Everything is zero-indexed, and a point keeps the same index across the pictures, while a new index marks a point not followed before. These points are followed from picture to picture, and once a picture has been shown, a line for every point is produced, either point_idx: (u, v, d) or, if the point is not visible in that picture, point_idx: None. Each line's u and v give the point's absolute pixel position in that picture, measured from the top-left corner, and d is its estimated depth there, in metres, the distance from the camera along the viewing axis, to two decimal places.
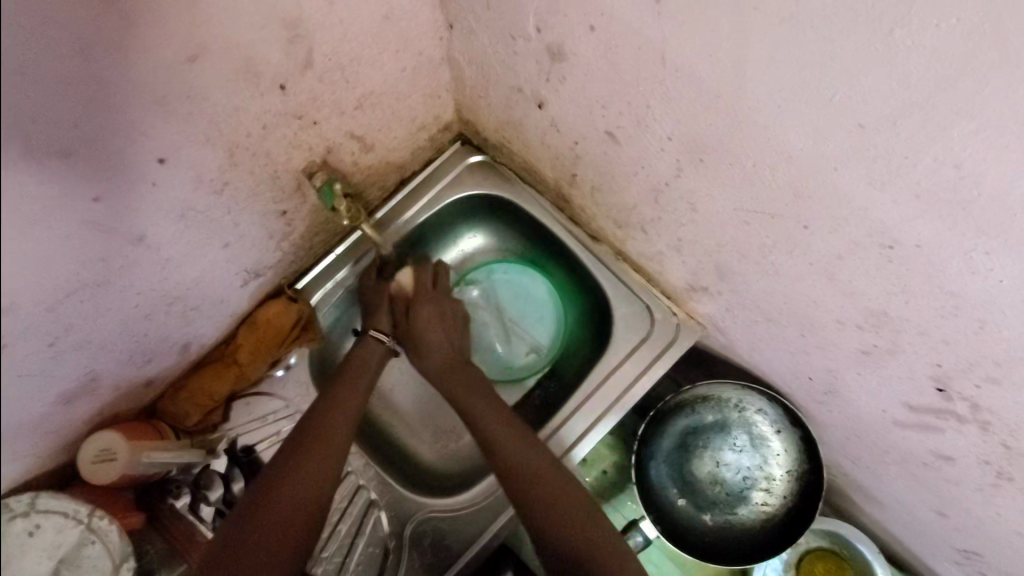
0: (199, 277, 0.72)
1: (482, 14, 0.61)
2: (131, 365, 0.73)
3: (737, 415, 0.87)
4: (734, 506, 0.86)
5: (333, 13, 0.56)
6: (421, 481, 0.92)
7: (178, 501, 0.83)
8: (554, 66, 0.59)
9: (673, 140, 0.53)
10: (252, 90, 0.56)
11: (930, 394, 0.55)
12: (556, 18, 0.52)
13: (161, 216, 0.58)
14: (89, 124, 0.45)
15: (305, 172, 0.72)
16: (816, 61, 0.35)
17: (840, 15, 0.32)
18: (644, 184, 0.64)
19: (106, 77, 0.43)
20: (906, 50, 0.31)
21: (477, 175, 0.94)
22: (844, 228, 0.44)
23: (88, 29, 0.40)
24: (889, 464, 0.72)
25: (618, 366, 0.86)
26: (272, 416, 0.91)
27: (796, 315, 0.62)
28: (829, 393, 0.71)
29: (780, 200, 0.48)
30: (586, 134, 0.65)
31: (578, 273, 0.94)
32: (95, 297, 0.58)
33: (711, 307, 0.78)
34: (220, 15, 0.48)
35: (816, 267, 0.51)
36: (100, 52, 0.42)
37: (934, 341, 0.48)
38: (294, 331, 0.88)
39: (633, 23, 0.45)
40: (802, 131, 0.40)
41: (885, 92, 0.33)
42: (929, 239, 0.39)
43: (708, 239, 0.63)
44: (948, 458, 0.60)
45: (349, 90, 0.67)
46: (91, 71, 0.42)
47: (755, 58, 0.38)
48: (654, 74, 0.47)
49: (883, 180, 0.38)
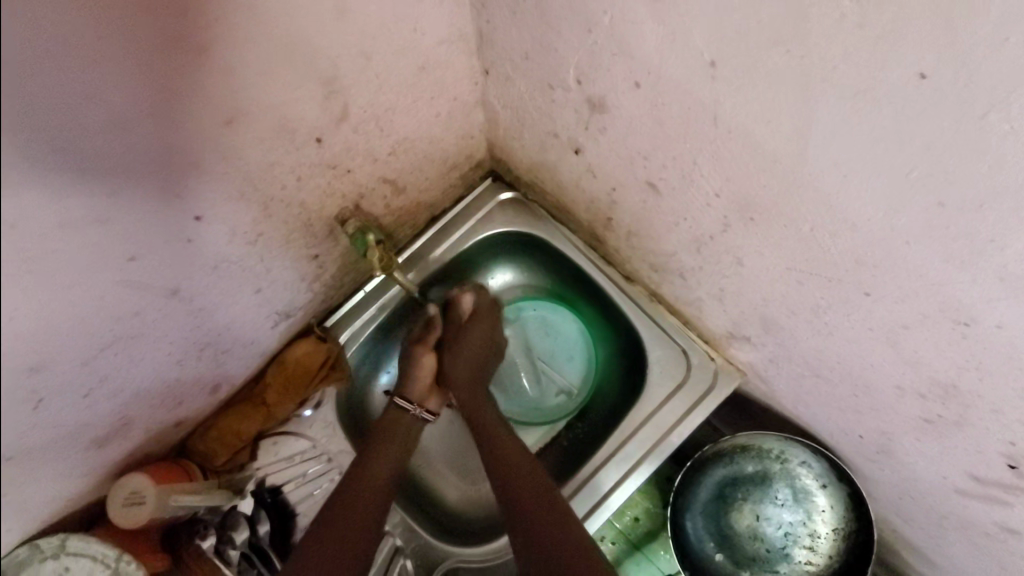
0: (231, 322, 0.71)
1: (521, 62, 0.60)
2: (162, 408, 0.72)
3: (779, 467, 0.83)
4: (775, 564, 0.81)
5: (370, 67, 0.56)
6: (447, 525, 0.89)
7: (204, 541, 0.80)
8: (594, 116, 0.57)
9: (722, 197, 0.50)
10: (289, 145, 0.56)
11: (1001, 470, 0.51)
12: (598, 72, 0.50)
13: (197, 268, 0.58)
14: (127, 190, 0.44)
15: (337, 218, 0.72)
16: (894, 136, 0.32)
17: (925, 93, 0.29)
18: (685, 235, 0.62)
19: (144, 144, 0.43)
20: (1004, 134, 0.28)
21: (509, 212, 0.92)
22: (912, 300, 0.41)
23: (128, 99, 0.39)
24: (948, 528, 0.67)
25: (654, 412, 0.83)
26: (300, 456, 0.89)
27: (849, 376, 0.58)
28: (882, 452, 0.67)
29: (839, 265, 0.45)
30: (624, 182, 0.64)
31: (611, 314, 0.91)
32: (129, 348, 0.58)
33: (752, 355, 0.75)
34: (259, 79, 0.47)
35: (876, 333, 0.48)
36: (141, 119, 0.41)
37: (1009, 420, 0.44)
38: (322, 371, 0.86)
39: (682, 83, 0.42)
40: (870, 204, 0.37)
41: (978, 174, 0.30)
42: (1013, 322, 0.36)
43: (754, 292, 0.60)
44: (1016, 532, 0.56)
45: (383, 138, 0.66)
46: (134, 139, 0.42)
47: (819, 130, 0.36)
48: (703, 133, 0.45)
49: (961, 260, 0.35)
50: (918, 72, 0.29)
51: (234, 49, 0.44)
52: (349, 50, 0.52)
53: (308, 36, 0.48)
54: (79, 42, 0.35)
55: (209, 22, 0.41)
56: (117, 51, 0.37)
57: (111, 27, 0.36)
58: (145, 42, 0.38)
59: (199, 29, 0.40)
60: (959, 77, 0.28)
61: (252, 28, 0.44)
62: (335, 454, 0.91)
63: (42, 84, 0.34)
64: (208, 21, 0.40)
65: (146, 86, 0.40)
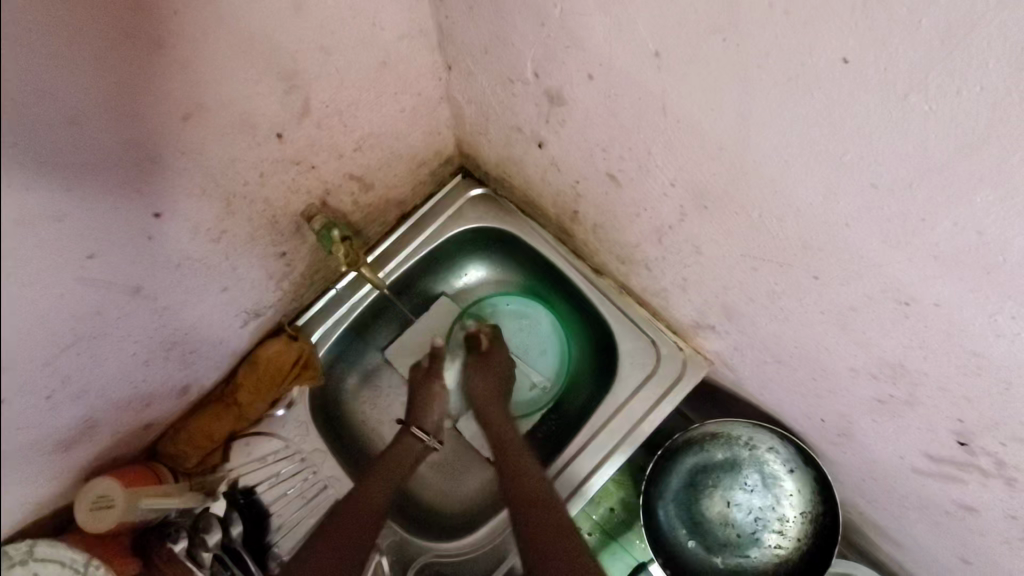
0: (199, 320, 0.71)
1: (481, 57, 0.61)
2: (129, 409, 0.71)
3: (748, 453, 0.84)
4: (746, 548, 0.83)
5: (330, 63, 0.56)
6: (424, 521, 0.89)
7: (176, 545, 0.77)
8: (553, 110, 0.58)
9: (677, 186, 0.51)
10: (250, 140, 0.56)
11: (951, 446, 0.52)
12: (554, 66, 0.51)
13: (157, 267, 0.57)
14: (81, 185, 0.44)
15: (304, 215, 0.72)
16: (826, 121, 0.34)
17: (850, 77, 0.30)
18: (646, 225, 0.63)
19: (97, 138, 0.42)
20: (922, 115, 0.29)
21: (478, 208, 0.93)
22: (855, 282, 0.43)
23: (80, 92, 0.39)
24: (909, 508, 0.69)
25: (625, 403, 0.84)
26: (273, 457, 0.89)
27: (808, 360, 0.60)
28: (843, 435, 0.69)
29: (788, 250, 0.46)
30: (587, 175, 0.65)
31: (582, 307, 0.92)
32: (92, 348, 0.57)
33: (719, 344, 0.76)
34: (215, 74, 0.47)
35: (827, 316, 0.50)
36: (91, 111, 0.41)
37: (953, 396, 0.46)
38: (294, 370, 0.86)
39: (632, 75, 0.43)
40: (810, 188, 0.39)
41: (902, 155, 0.32)
42: (947, 299, 0.37)
43: (714, 280, 0.62)
44: (972, 509, 0.58)
45: (347, 133, 0.66)
46: (86, 134, 0.41)
47: (759, 119, 0.37)
48: (655, 124, 0.46)
49: (897, 241, 0.36)
50: (841, 58, 0.30)
51: (189, 43, 0.43)
52: (308, 45, 0.52)
53: (265, 29, 0.48)
54: (26, 38, 0.34)
55: (162, 16, 0.40)
56: (64, 43, 0.37)
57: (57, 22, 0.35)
58: (93, 34, 0.37)
59: (153, 22, 0.40)
60: (877, 61, 0.29)
61: (206, 24, 0.44)
62: (308, 453, 0.90)
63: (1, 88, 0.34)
64: (161, 15, 0.40)
65: (97, 79, 0.40)
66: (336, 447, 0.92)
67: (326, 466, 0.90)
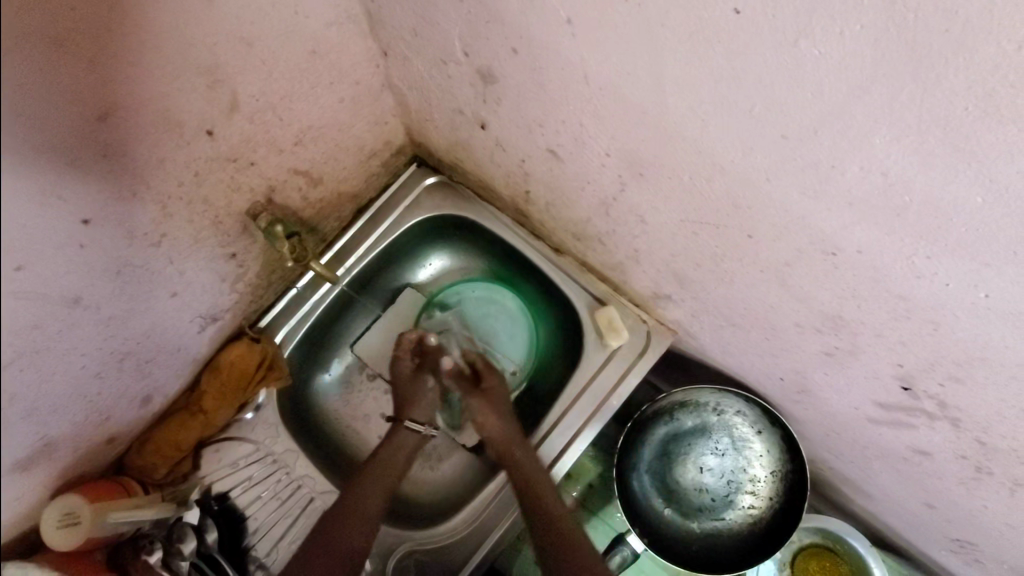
0: (151, 328, 0.70)
1: (413, 41, 0.60)
2: (88, 424, 0.70)
3: (717, 418, 0.85)
4: (720, 511, 0.84)
5: (255, 55, 0.55)
6: (404, 513, 0.89)
7: (152, 556, 0.75)
8: (488, 88, 0.58)
9: (612, 156, 0.51)
10: (177, 139, 0.55)
11: (897, 392, 0.54)
12: (480, 42, 0.51)
13: (95, 276, 0.56)
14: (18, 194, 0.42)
15: (250, 213, 0.71)
16: (730, 75, 0.34)
17: (744, 28, 0.31)
18: (593, 198, 0.63)
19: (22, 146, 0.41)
20: (815, 60, 0.30)
21: (435, 196, 0.92)
22: (785, 237, 0.43)
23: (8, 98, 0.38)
24: (871, 457, 0.70)
25: (592, 380, 0.84)
26: (244, 461, 0.88)
27: (758, 320, 0.60)
28: (801, 392, 0.70)
29: (721, 211, 0.47)
30: (530, 152, 0.64)
31: (546, 288, 0.92)
32: (35, 364, 0.55)
33: (678, 312, 0.77)
34: (136, 71, 0.47)
35: (767, 273, 0.50)
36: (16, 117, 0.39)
37: (890, 342, 0.47)
38: (259, 372, 0.85)
39: (552, 45, 0.43)
40: (728, 144, 0.39)
41: (805, 103, 0.32)
42: (868, 246, 0.38)
43: (662, 249, 0.62)
44: (925, 452, 0.59)
45: (286, 127, 0.66)
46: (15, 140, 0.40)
47: (671, 79, 0.37)
48: (580, 94, 0.46)
49: (813, 190, 0.37)
50: (734, 9, 0.31)
51: (97, 40, 0.42)
52: (227, 36, 0.51)
53: (180, 23, 0.47)
54: None
55: (77, 15, 0.40)
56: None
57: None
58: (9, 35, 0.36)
59: (70, 18, 0.39)
60: (767, 9, 0.29)
61: (116, 20, 0.42)
62: (281, 454, 0.89)
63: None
64: (75, 15, 0.39)
65: (14, 87, 0.38)
66: (309, 446, 0.91)
67: (299, 466, 0.89)
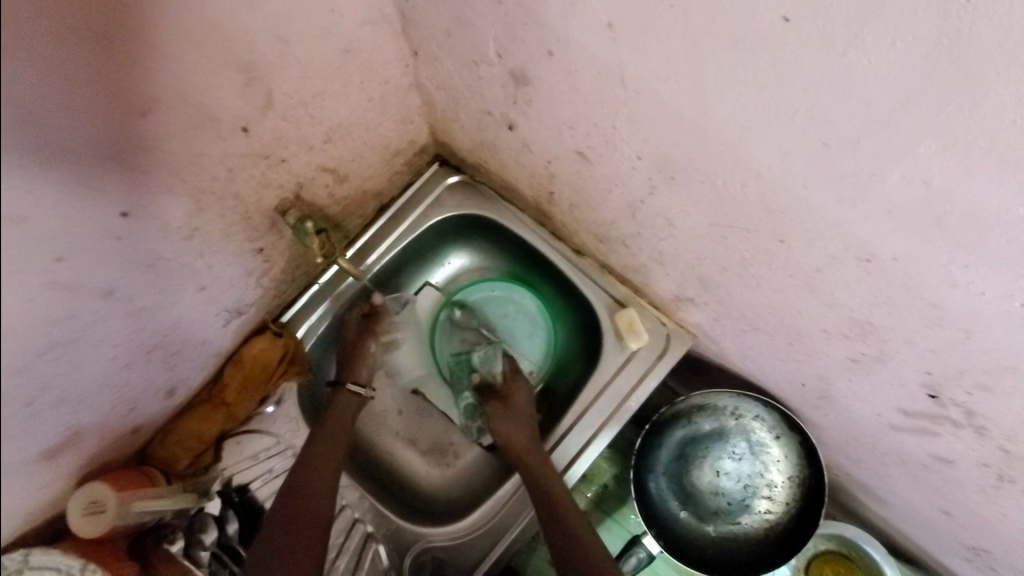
0: (179, 320, 0.71)
1: (444, 41, 0.60)
2: (115, 414, 0.71)
3: (734, 422, 0.85)
4: (736, 515, 0.85)
5: (290, 54, 0.56)
6: (421, 509, 0.90)
7: (173, 545, 0.81)
8: (519, 90, 0.58)
9: (643, 159, 0.52)
10: (213, 135, 0.56)
11: (923, 400, 0.53)
12: (515, 44, 0.51)
13: (129, 268, 0.57)
14: (60, 187, 0.43)
15: (278, 210, 0.72)
16: (773, 81, 0.34)
17: (792, 35, 0.31)
18: (620, 201, 0.63)
19: (64, 141, 0.42)
20: (862, 69, 0.30)
21: (457, 195, 0.93)
22: (820, 243, 0.44)
23: (52, 93, 0.39)
24: (891, 465, 0.70)
25: (612, 380, 0.84)
26: (264, 453, 0.89)
27: (783, 325, 0.61)
28: (823, 398, 0.70)
29: (754, 216, 0.47)
30: (558, 154, 0.65)
31: (566, 289, 0.92)
32: (69, 354, 0.56)
33: (699, 316, 0.77)
34: (177, 68, 0.47)
35: (796, 279, 0.51)
36: (62, 112, 0.40)
37: (920, 350, 0.47)
38: (281, 366, 0.86)
39: (590, 47, 0.43)
40: (766, 150, 0.39)
41: (849, 110, 0.32)
42: (904, 252, 0.38)
43: (688, 252, 0.62)
44: (947, 460, 0.59)
45: (317, 125, 0.67)
46: (59, 134, 0.41)
47: (712, 84, 0.38)
48: (615, 97, 0.47)
49: (852, 197, 0.37)
50: (782, 16, 0.31)
51: (141, 38, 0.43)
52: (265, 34, 0.52)
53: (220, 22, 0.47)
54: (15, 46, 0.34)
55: (123, 14, 0.40)
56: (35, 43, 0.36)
57: (25, 28, 0.35)
58: (57, 33, 0.37)
59: (117, 16, 0.40)
60: (817, 17, 0.30)
61: (159, 19, 0.43)
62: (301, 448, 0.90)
63: (10, 113, 0.35)
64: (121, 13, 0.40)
65: (60, 83, 0.39)
66: None
67: None
